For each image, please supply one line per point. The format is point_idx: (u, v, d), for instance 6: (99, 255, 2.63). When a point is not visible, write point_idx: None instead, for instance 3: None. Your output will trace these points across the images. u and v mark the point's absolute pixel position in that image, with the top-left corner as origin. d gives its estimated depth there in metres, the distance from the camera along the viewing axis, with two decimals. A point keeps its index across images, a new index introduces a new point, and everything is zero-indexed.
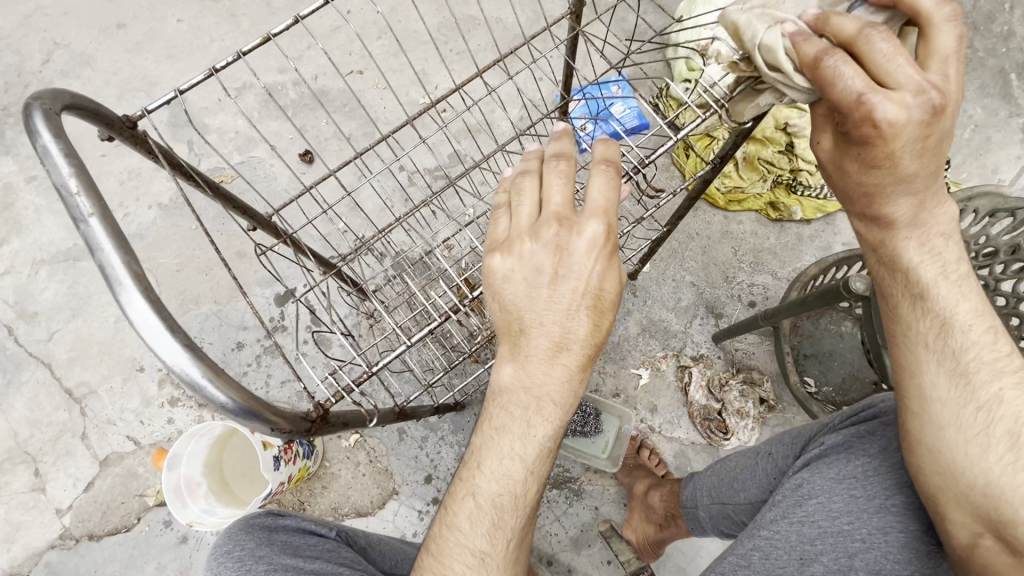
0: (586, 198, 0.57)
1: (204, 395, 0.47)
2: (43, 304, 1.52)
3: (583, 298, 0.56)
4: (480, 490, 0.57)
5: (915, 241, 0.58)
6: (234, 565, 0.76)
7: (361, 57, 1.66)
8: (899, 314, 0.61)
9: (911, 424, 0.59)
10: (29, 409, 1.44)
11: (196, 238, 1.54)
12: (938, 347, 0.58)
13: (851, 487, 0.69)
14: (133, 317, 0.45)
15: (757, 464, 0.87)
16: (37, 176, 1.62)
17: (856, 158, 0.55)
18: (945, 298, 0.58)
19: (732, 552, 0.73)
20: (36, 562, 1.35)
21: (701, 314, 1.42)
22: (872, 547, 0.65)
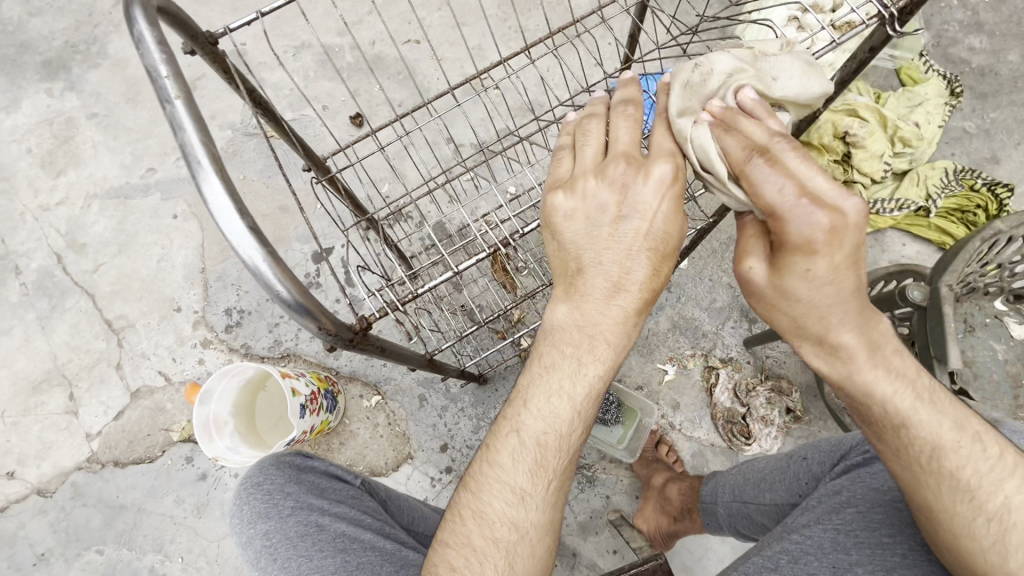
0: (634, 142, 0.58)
1: (264, 282, 0.48)
2: (94, 237, 1.57)
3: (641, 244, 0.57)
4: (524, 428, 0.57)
5: (882, 369, 0.54)
6: (263, 497, 0.81)
7: (420, 26, 1.66)
8: (882, 436, 0.56)
9: (928, 525, 0.57)
10: (70, 335, 1.50)
11: (244, 188, 1.58)
12: (933, 468, 0.55)
13: (896, 500, 0.68)
14: (208, 199, 0.47)
15: (789, 467, 0.86)
16: (98, 114, 1.67)
17: (799, 279, 0.51)
18: (925, 422, 0.54)
19: (759, 555, 0.71)
20: (63, 481, 1.40)
21: (735, 318, 1.40)
22: (913, 564, 0.63)
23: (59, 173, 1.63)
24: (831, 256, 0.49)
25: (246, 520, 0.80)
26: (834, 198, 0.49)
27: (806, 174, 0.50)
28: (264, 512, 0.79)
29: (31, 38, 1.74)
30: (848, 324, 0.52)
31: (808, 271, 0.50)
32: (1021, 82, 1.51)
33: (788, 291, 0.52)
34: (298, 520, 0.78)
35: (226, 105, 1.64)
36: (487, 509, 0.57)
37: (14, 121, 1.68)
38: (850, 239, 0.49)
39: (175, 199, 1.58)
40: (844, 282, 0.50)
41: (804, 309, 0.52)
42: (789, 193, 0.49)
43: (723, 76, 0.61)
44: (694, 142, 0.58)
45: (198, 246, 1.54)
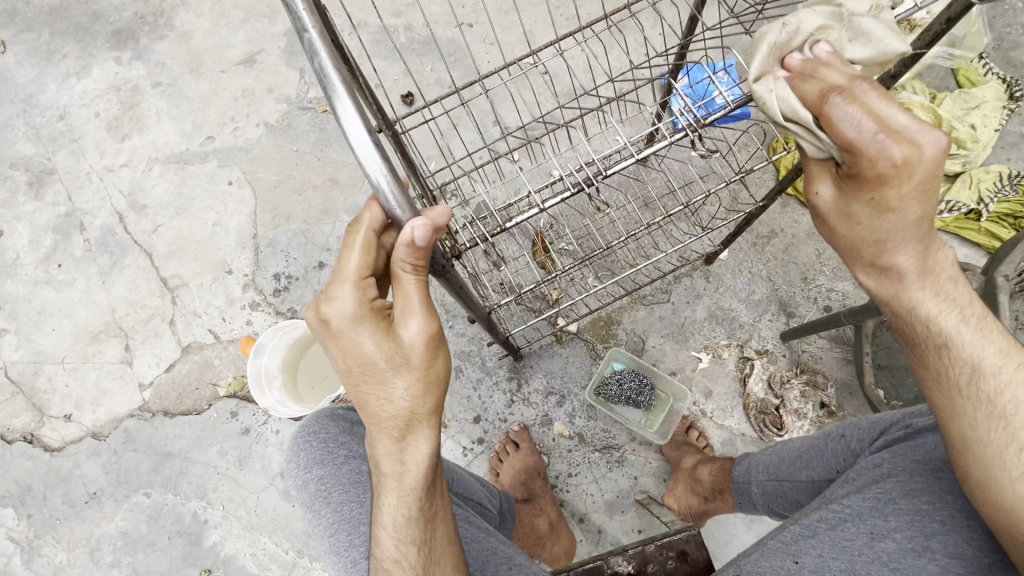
0: (344, 306, 0.62)
1: (382, 195, 0.55)
2: (154, 199, 1.65)
3: (361, 389, 0.65)
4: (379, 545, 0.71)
5: (930, 290, 0.62)
6: (319, 444, 0.94)
7: (474, 10, 1.69)
8: (925, 359, 0.64)
9: (957, 457, 0.62)
10: (129, 290, 1.58)
11: (297, 159, 1.63)
12: (971, 392, 0.61)
13: (937, 470, 0.70)
14: (342, 117, 0.54)
15: (826, 444, 0.89)
16: (163, 83, 1.75)
17: (864, 203, 0.59)
18: (968, 344, 0.61)
19: (795, 523, 0.75)
20: (116, 426, 1.48)
21: (772, 311, 1.40)
22: (953, 531, 0.65)
23: (124, 137, 1.71)
24: (901, 188, 0.56)
25: (303, 464, 0.94)
26: (915, 136, 0.55)
27: (890, 115, 0.56)
28: (321, 458, 0.93)
29: (104, 8, 1.82)
30: (905, 248, 0.60)
31: (875, 200, 0.58)
32: None
33: (852, 214, 0.61)
34: (351, 469, 0.91)
35: (284, 80, 1.71)
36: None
37: (85, 86, 1.77)
38: (920, 172, 0.55)
39: (231, 166, 1.65)
40: (908, 211, 0.58)
41: (864, 237, 0.61)
42: (869, 130, 0.55)
43: (807, 31, 0.66)
44: (774, 94, 0.63)
45: (251, 213, 1.60)
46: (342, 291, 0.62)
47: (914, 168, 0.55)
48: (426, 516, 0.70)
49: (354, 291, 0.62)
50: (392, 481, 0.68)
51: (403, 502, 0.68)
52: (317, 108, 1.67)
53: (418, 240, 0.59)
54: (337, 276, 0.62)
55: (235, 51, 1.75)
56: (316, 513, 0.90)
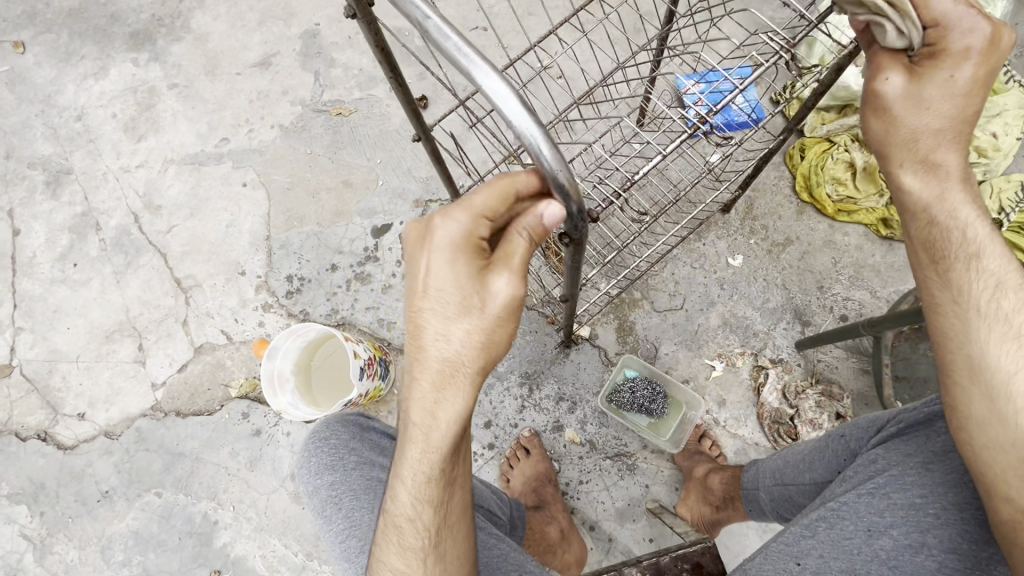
0: (453, 233, 0.61)
1: (534, 155, 0.53)
2: (168, 199, 1.66)
3: (429, 331, 0.64)
4: (397, 498, 0.71)
5: (968, 195, 0.69)
6: (330, 449, 0.95)
7: (489, 14, 1.70)
8: (950, 276, 0.68)
9: (959, 396, 0.65)
10: (143, 290, 1.59)
11: (311, 162, 1.64)
12: (989, 310, 0.65)
13: (926, 462, 0.74)
14: (487, 87, 0.53)
15: (827, 445, 0.90)
16: (179, 84, 1.76)
17: (938, 82, 0.67)
18: (996, 260, 0.66)
19: (794, 524, 0.78)
20: (129, 425, 1.49)
21: (788, 319, 1.38)
22: (946, 524, 0.69)
23: (140, 138, 1.73)
24: (977, 68, 0.65)
25: (314, 470, 0.94)
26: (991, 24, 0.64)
27: None
28: (331, 462, 0.93)
29: (122, 10, 1.84)
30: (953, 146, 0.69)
31: (948, 79, 0.66)
32: None
33: (926, 97, 0.68)
34: (361, 473, 0.91)
35: (298, 82, 1.71)
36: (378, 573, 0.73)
37: (102, 87, 1.78)
38: (999, 52, 0.65)
39: (245, 168, 1.66)
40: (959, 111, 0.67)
41: (927, 124, 0.69)
42: (958, 7, 0.64)
43: None
44: None
45: (265, 215, 1.61)
46: (455, 215, 0.61)
47: (985, 48, 0.64)
48: (450, 483, 0.71)
49: (472, 223, 0.61)
50: (431, 438, 0.67)
51: (433, 463, 0.68)
52: (331, 110, 1.67)
53: (548, 216, 0.60)
54: (460, 202, 0.61)
55: (250, 53, 1.76)
56: (327, 518, 0.90)
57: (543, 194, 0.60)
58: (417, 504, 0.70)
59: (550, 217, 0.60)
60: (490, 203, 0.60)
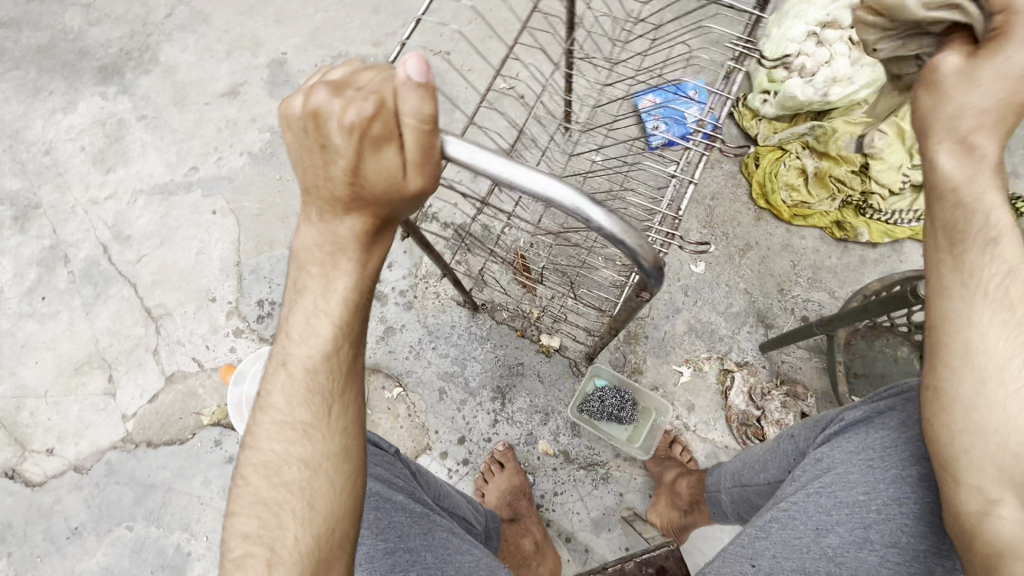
0: (365, 109, 0.55)
1: (584, 220, 0.59)
2: (137, 229, 1.66)
3: (344, 195, 0.59)
4: (290, 361, 0.66)
5: (995, 189, 0.60)
6: None
7: (452, 39, 1.75)
8: (965, 258, 0.61)
9: (942, 381, 0.61)
10: (112, 321, 1.58)
11: (280, 187, 1.66)
12: (996, 297, 0.60)
13: (868, 458, 0.76)
14: (531, 183, 0.58)
15: (779, 446, 0.93)
16: (148, 116, 1.78)
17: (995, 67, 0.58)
18: (1012, 250, 0.60)
19: (751, 525, 0.80)
20: (99, 459, 1.47)
21: (751, 323, 1.42)
22: (887, 518, 0.72)
23: (109, 170, 1.73)
24: None
25: None
26: None
27: None
28: None
29: (90, 45, 1.87)
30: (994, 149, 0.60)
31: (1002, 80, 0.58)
32: None
33: (977, 76, 0.58)
34: None
35: (266, 110, 1.74)
36: (270, 457, 0.64)
37: (70, 121, 1.79)
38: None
39: (215, 196, 1.67)
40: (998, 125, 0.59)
41: (972, 103, 0.59)
42: None
43: None
44: None
45: (235, 241, 1.62)
46: (351, 94, 0.56)
47: None
48: (350, 337, 0.66)
49: (368, 98, 0.55)
50: (342, 269, 0.64)
51: (329, 311, 0.65)
52: None
53: (412, 73, 0.53)
54: (350, 81, 0.58)
55: (218, 83, 1.79)
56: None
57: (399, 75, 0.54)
58: (309, 371, 0.65)
59: (415, 80, 0.53)
60: (374, 87, 0.55)
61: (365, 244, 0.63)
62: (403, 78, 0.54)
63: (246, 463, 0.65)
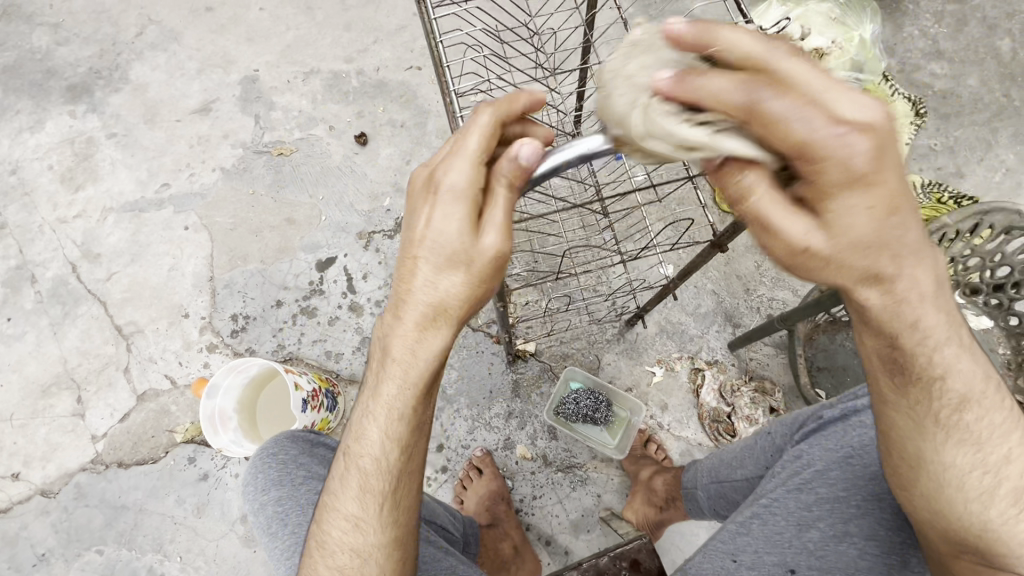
0: (457, 181, 0.56)
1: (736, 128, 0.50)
2: (108, 247, 1.64)
3: (415, 273, 0.60)
4: (357, 456, 0.68)
5: (930, 306, 0.53)
6: (279, 465, 0.96)
7: (423, 54, 1.78)
8: (909, 392, 0.58)
9: (908, 474, 0.62)
10: (81, 340, 1.55)
11: (253, 202, 1.66)
12: (949, 422, 0.59)
13: (848, 456, 0.78)
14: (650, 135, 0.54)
15: (756, 442, 0.94)
16: (118, 134, 1.78)
17: (857, 213, 0.47)
18: (963, 373, 0.57)
19: (731, 521, 0.82)
20: (67, 481, 1.43)
21: (719, 322, 1.46)
22: (865, 513, 0.74)
23: (78, 188, 1.72)
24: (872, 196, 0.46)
25: (260, 487, 0.94)
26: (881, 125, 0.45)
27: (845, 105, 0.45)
28: (279, 476, 0.94)
29: (58, 65, 1.86)
30: (901, 274, 0.51)
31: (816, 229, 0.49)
32: (981, 104, 1.61)
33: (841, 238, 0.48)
34: (312, 488, 0.92)
35: (239, 126, 1.75)
36: (328, 539, 0.69)
37: (38, 140, 1.78)
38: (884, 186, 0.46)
39: (187, 212, 1.67)
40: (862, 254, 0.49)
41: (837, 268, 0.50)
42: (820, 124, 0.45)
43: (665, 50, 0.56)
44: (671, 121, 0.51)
45: (208, 256, 1.62)
46: (457, 176, 0.56)
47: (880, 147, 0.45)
48: (406, 440, 0.66)
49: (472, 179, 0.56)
50: (393, 371, 0.64)
51: (379, 413, 0.66)
52: (273, 151, 1.71)
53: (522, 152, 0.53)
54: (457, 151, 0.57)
55: (190, 100, 1.80)
56: (273, 536, 0.89)
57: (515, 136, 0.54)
58: (369, 470, 0.67)
59: (524, 155, 0.53)
60: (472, 167, 0.56)
61: (415, 341, 0.62)
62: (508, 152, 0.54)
63: (316, 548, 0.70)
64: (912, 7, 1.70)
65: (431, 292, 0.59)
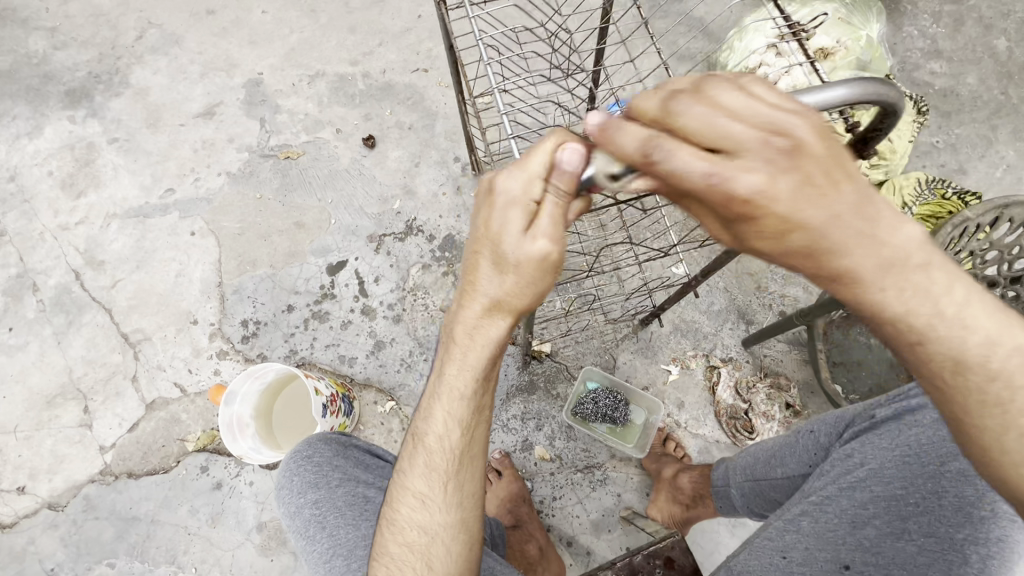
0: (512, 188, 0.57)
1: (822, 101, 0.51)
2: (112, 254, 1.62)
3: (474, 273, 0.62)
4: (423, 440, 0.73)
5: (898, 289, 0.49)
6: (313, 468, 0.98)
7: (429, 56, 1.78)
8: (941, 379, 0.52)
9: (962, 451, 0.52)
10: (86, 349, 1.52)
11: (260, 206, 1.64)
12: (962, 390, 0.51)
13: (904, 454, 0.78)
14: None
15: (797, 441, 0.95)
16: (119, 139, 1.75)
17: (746, 226, 0.47)
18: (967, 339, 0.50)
19: (778, 518, 0.85)
20: (75, 494, 1.40)
21: (733, 320, 1.47)
22: (925, 511, 0.74)
23: (80, 195, 1.69)
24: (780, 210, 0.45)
25: (297, 489, 0.98)
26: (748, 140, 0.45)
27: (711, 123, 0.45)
28: (315, 480, 0.97)
29: (55, 69, 1.83)
30: (848, 250, 0.47)
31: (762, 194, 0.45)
32: (980, 102, 1.64)
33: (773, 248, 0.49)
34: (347, 491, 0.95)
35: (244, 130, 1.73)
36: (398, 516, 0.75)
37: (37, 146, 1.74)
38: (815, 158, 0.45)
39: (193, 217, 1.64)
40: (810, 218, 0.46)
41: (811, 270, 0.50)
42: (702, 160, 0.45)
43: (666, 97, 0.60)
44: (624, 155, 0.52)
45: (216, 262, 1.59)
46: (513, 183, 0.56)
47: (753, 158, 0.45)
48: (468, 427, 0.72)
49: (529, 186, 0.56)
50: (457, 356, 0.68)
51: (444, 399, 0.70)
52: (279, 154, 1.69)
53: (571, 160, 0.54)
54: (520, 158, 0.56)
55: (193, 104, 1.78)
56: (311, 538, 0.93)
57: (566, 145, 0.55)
58: (433, 453, 0.73)
59: (570, 166, 0.54)
60: (531, 171, 0.56)
61: (472, 333, 0.65)
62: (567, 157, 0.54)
63: (384, 522, 0.77)
64: (910, 8, 1.74)
65: (491, 295, 0.61)
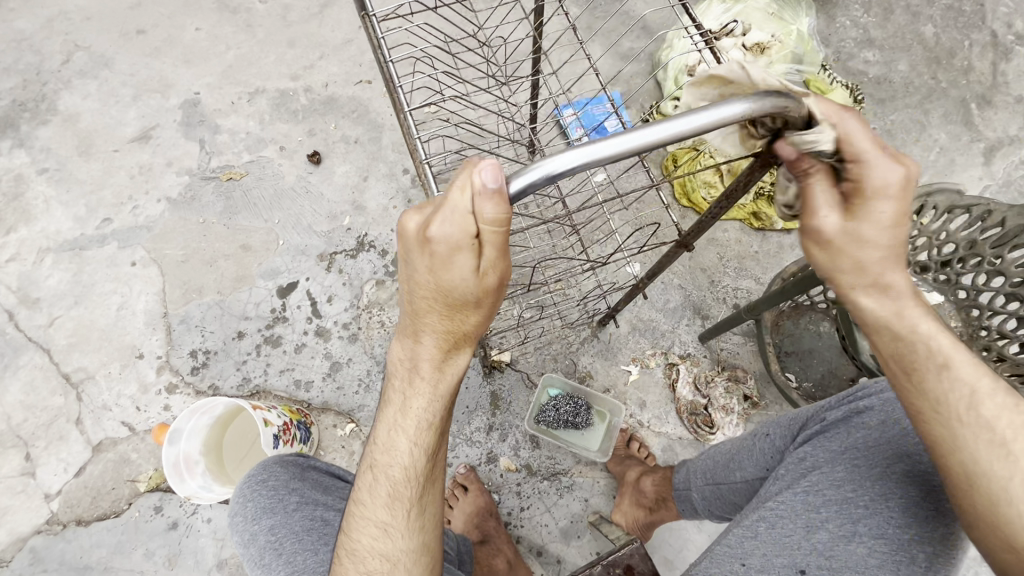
0: (447, 232, 0.53)
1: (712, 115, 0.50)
2: (47, 291, 1.54)
3: (426, 315, 0.61)
4: (378, 467, 0.71)
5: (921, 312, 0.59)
6: (268, 492, 0.94)
7: (372, 67, 1.75)
8: (924, 385, 0.59)
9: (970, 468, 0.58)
10: (25, 393, 1.45)
11: (204, 231, 1.59)
12: (970, 420, 0.58)
13: (852, 457, 0.79)
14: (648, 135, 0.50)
15: (753, 443, 0.95)
16: (49, 168, 1.67)
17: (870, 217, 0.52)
18: (964, 366, 0.59)
19: (738, 525, 0.82)
20: (21, 547, 1.33)
21: (689, 315, 1.48)
22: (874, 513, 0.75)
23: (9, 230, 1.60)
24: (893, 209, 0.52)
25: (250, 516, 0.93)
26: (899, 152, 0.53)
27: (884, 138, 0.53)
28: (271, 505, 0.93)
29: None
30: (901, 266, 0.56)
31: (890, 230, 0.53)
32: (911, 88, 1.69)
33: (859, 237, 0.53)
34: (304, 516, 0.92)
35: (183, 152, 1.67)
36: (358, 547, 0.72)
37: None
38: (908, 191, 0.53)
39: (133, 247, 1.58)
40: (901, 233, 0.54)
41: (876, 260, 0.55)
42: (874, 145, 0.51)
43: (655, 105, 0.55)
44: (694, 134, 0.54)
45: (159, 292, 1.53)
46: (443, 228, 0.53)
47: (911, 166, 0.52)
48: (429, 449, 0.71)
49: (459, 229, 0.53)
50: (422, 387, 0.67)
51: (407, 427, 0.69)
52: (221, 176, 1.64)
53: (492, 190, 0.51)
54: (443, 199, 0.53)
55: (127, 128, 1.71)
56: (266, 567, 0.88)
57: (481, 174, 0.50)
58: (391, 478, 0.71)
59: (492, 189, 0.50)
60: (461, 210, 0.52)
61: (439, 364, 0.65)
62: (486, 189, 0.51)
63: (343, 558, 0.73)
64: None
65: (448, 328, 0.61)
